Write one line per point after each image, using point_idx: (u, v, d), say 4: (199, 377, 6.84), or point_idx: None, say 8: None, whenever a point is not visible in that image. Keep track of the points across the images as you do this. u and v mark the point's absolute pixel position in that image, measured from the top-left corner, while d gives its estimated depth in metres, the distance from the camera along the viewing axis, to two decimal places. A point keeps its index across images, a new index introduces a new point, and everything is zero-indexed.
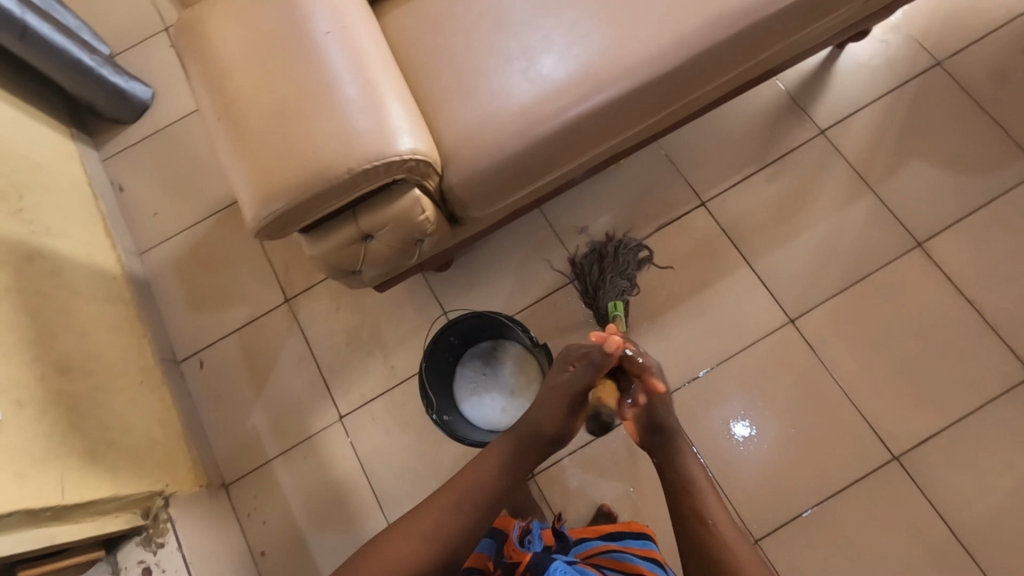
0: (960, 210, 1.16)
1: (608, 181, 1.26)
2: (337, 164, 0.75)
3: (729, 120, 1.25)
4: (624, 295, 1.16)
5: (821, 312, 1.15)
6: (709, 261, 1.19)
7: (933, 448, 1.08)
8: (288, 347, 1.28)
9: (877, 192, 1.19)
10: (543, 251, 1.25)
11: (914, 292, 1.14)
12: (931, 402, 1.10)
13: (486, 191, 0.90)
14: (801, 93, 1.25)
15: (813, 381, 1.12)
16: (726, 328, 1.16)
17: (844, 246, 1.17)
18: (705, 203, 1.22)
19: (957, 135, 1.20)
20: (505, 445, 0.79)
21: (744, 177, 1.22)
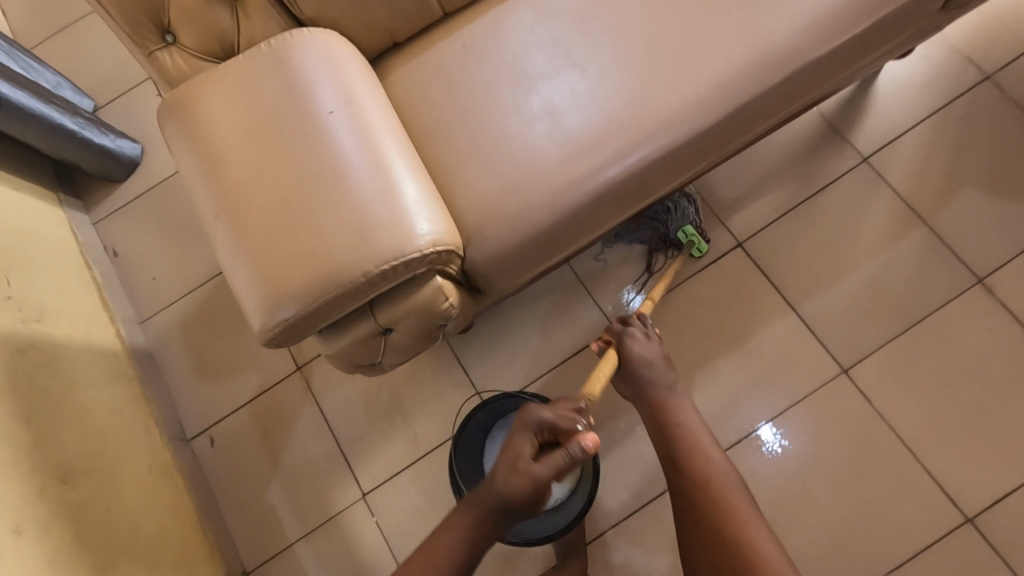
0: (1022, 241, 1.07)
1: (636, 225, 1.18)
2: (354, 265, 0.67)
3: (764, 153, 1.16)
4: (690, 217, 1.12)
5: (877, 361, 1.06)
6: (752, 308, 1.11)
7: (1009, 506, 0.99)
8: (303, 418, 1.20)
9: (930, 224, 1.09)
10: (570, 304, 1.16)
11: (978, 334, 1.05)
12: (1003, 455, 1.01)
13: (514, 267, 0.82)
14: (839, 119, 1.16)
15: (872, 439, 1.04)
16: (775, 382, 1.08)
17: (897, 286, 1.08)
18: (743, 244, 1.13)
19: (1014, 156, 1.10)
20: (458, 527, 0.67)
21: (784, 213, 1.13)
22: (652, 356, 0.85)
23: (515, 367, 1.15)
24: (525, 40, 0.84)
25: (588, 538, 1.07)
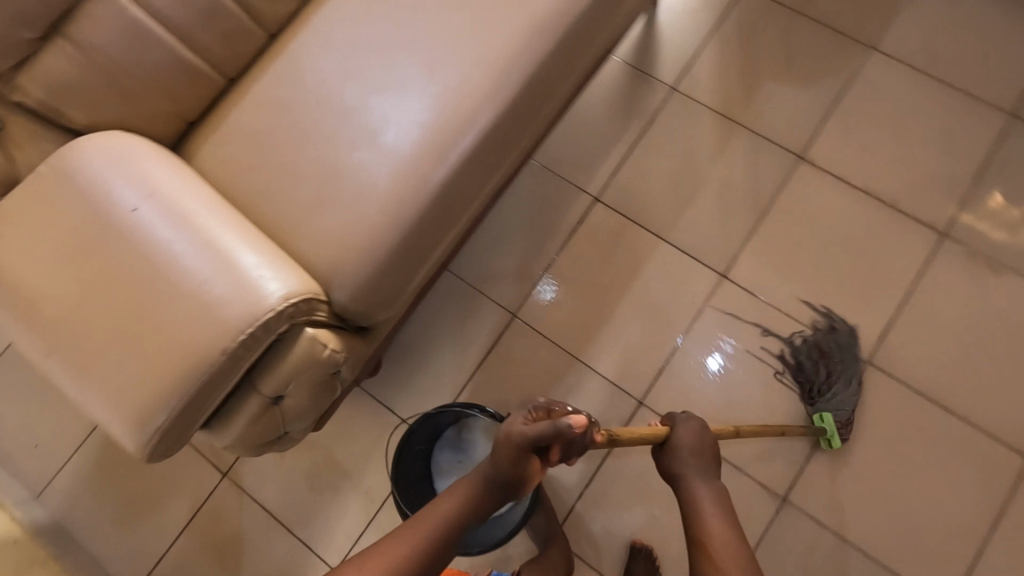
0: (823, 117, 1.51)
1: (506, 243, 1.51)
2: (210, 349, 0.77)
3: (587, 105, 1.57)
4: (718, 339, 1.43)
5: (747, 254, 1.45)
6: (625, 251, 1.48)
7: (895, 327, 1.40)
8: (247, 516, 1.36)
9: (751, 127, 1.52)
10: (479, 305, 1.48)
11: (816, 199, 1.47)
12: (867, 279, 1.43)
13: (376, 297, 0.95)
14: (619, 108, 1.55)
15: (725, 342, 1.42)
16: (666, 311, 1.44)
17: (714, 222, 1.47)
18: (596, 198, 1.52)
19: (785, 39, 1.56)
20: (472, 484, 0.95)
21: (629, 144, 1.54)
22: (697, 441, 1.05)
23: (435, 390, 1.43)
24: (323, 76, 1.03)
25: (564, 515, 1.46)
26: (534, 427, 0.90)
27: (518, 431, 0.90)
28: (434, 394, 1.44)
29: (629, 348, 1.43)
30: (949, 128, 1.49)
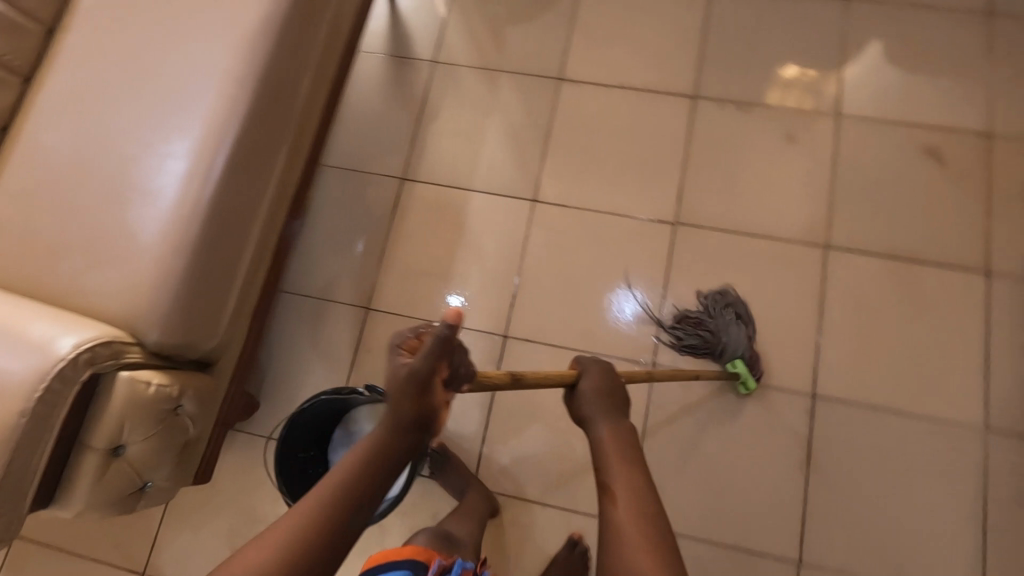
0: (966, 162, 1.48)
1: (608, 189, 1.55)
2: (394, 386, 0.70)
3: (726, 57, 1.61)
4: (748, 343, 1.38)
5: (839, 268, 1.44)
6: (716, 225, 1.50)
7: (979, 379, 1.35)
8: (300, 353, 1.51)
9: (880, 141, 1.51)
10: (558, 230, 1.54)
11: (930, 236, 1.44)
12: (959, 329, 1.38)
13: (603, 419, 0.87)
14: (752, 90, 1.58)
15: (821, 354, 1.40)
16: (739, 294, 1.45)
17: (824, 227, 1.47)
18: (698, 167, 1.54)
19: (949, 64, 1.55)
20: (613, 430, 0.86)
21: (752, 118, 1.56)
22: None
23: (496, 298, 1.51)
24: None
25: None
26: (610, 386, 0.90)
27: (607, 386, 0.90)
28: (493, 302, 1.51)
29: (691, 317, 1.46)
30: None
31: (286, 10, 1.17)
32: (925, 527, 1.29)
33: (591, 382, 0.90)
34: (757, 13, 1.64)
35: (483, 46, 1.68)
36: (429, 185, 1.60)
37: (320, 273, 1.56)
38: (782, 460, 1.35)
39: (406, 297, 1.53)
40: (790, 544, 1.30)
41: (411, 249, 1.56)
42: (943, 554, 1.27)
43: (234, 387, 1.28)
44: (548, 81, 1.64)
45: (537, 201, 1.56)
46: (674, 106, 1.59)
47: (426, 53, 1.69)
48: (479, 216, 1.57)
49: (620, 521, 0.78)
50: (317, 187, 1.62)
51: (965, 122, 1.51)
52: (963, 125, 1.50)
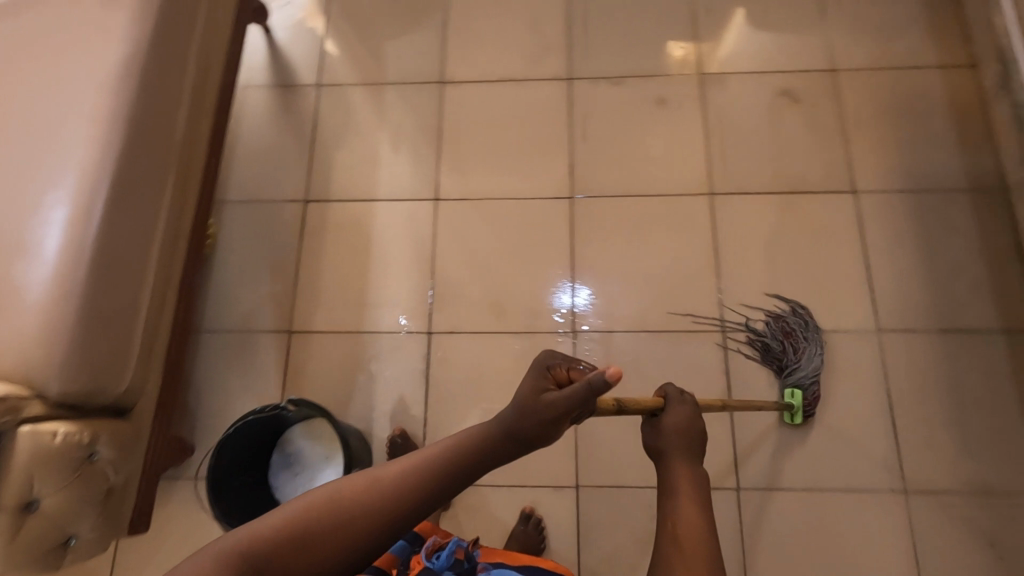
0: (817, 98, 1.62)
1: (503, 177, 1.62)
2: (526, 399, 0.77)
3: (592, 38, 1.72)
4: (815, 381, 1.39)
5: (724, 211, 1.55)
6: (608, 190, 1.59)
7: (863, 287, 1.47)
8: (227, 386, 1.50)
9: (740, 91, 1.65)
10: (463, 222, 1.59)
11: (798, 168, 1.57)
12: (838, 246, 1.50)
13: (677, 453, 0.88)
14: (620, 64, 1.69)
15: (722, 292, 1.49)
16: (640, 250, 1.54)
17: (704, 177, 1.58)
18: (583, 141, 1.63)
19: (788, 15, 1.70)
20: (686, 467, 0.87)
21: (625, 89, 1.67)
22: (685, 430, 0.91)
23: (414, 297, 1.55)
24: None
25: None
26: (691, 427, 0.91)
27: (685, 422, 0.91)
28: (412, 302, 1.54)
29: (600, 279, 1.53)
30: (937, 124, 1.57)
31: (145, 50, 1.20)
32: (841, 432, 1.38)
33: (673, 417, 0.92)
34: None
35: (364, 64, 1.74)
36: (332, 203, 1.64)
37: (236, 306, 1.56)
38: (704, 397, 1.42)
39: (327, 312, 1.55)
40: (725, 474, 1.37)
41: (324, 267, 1.59)
42: (863, 454, 1.36)
43: (159, 430, 1.27)
44: (431, 86, 1.71)
45: (438, 199, 1.61)
46: (552, 91, 1.68)
47: (309, 79, 1.74)
48: (385, 224, 1.61)
49: (670, 541, 0.78)
50: (221, 223, 1.63)
51: (810, 63, 1.65)
52: (809, 66, 1.65)
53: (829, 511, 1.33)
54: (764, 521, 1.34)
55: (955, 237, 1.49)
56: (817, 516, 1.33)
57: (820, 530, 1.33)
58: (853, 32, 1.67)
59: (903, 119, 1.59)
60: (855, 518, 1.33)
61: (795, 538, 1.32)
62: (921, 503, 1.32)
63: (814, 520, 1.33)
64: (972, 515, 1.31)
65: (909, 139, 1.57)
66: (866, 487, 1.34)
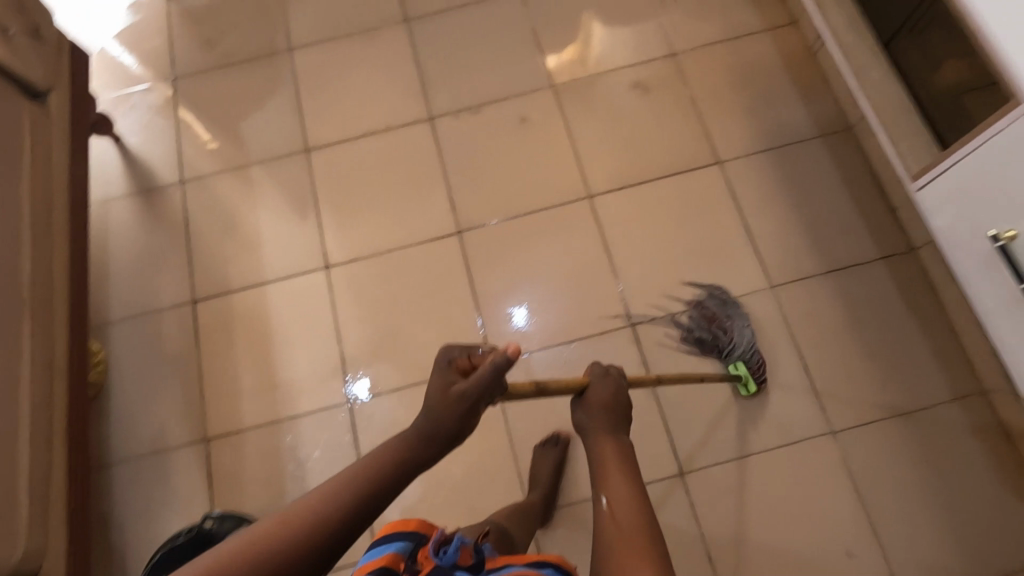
0: (665, 82, 1.69)
1: (388, 228, 1.62)
2: (435, 400, 0.73)
3: (445, 73, 1.75)
4: (754, 349, 1.43)
5: (605, 208, 1.59)
6: (492, 217, 1.61)
7: (748, 249, 1.53)
8: (149, 512, 1.42)
9: (594, 92, 1.70)
10: (358, 282, 1.58)
11: (664, 152, 1.63)
12: (716, 216, 1.56)
13: (606, 426, 0.91)
14: (477, 93, 1.72)
15: (621, 288, 1.52)
16: (535, 267, 1.56)
17: (580, 181, 1.62)
18: (457, 176, 1.65)
19: (622, 11, 1.78)
20: (613, 441, 0.88)
21: (486, 115, 1.70)
22: (611, 401, 0.93)
23: (326, 371, 1.52)
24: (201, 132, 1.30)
25: None
26: (612, 400, 0.93)
27: (611, 397, 0.94)
28: (325, 375, 1.52)
29: (504, 303, 1.54)
30: (776, 83, 1.67)
31: None
32: (764, 392, 1.42)
33: (598, 394, 0.94)
34: (455, 29, 1.80)
35: (225, 151, 1.71)
36: (222, 297, 1.59)
37: (143, 427, 1.48)
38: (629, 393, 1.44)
39: (239, 408, 1.50)
40: (667, 463, 1.38)
41: (229, 363, 1.54)
42: (789, 407, 1.40)
43: None
44: (297, 156, 1.70)
45: (329, 266, 1.60)
46: (416, 133, 1.70)
47: (171, 178, 1.69)
48: (282, 304, 1.58)
49: (609, 521, 0.78)
50: (109, 346, 1.56)
51: (652, 51, 1.72)
52: (652, 54, 1.72)
53: (771, 471, 1.36)
54: (715, 498, 1.36)
55: (821, 182, 1.57)
56: (762, 479, 1.36)
57: (768, 492, 1.35)
58: (683, 15, 1.76)
59: (747, 85, 1.68)
60: (796, 471, 1.36)
61: (747, 507, 1.35)
62: (851, 439, 1.37)
63: (760, 484, 1.36)
64: (899, 437, 1.36)
65: (756, 101, 1.66)
66: (799, 439, 1.38)
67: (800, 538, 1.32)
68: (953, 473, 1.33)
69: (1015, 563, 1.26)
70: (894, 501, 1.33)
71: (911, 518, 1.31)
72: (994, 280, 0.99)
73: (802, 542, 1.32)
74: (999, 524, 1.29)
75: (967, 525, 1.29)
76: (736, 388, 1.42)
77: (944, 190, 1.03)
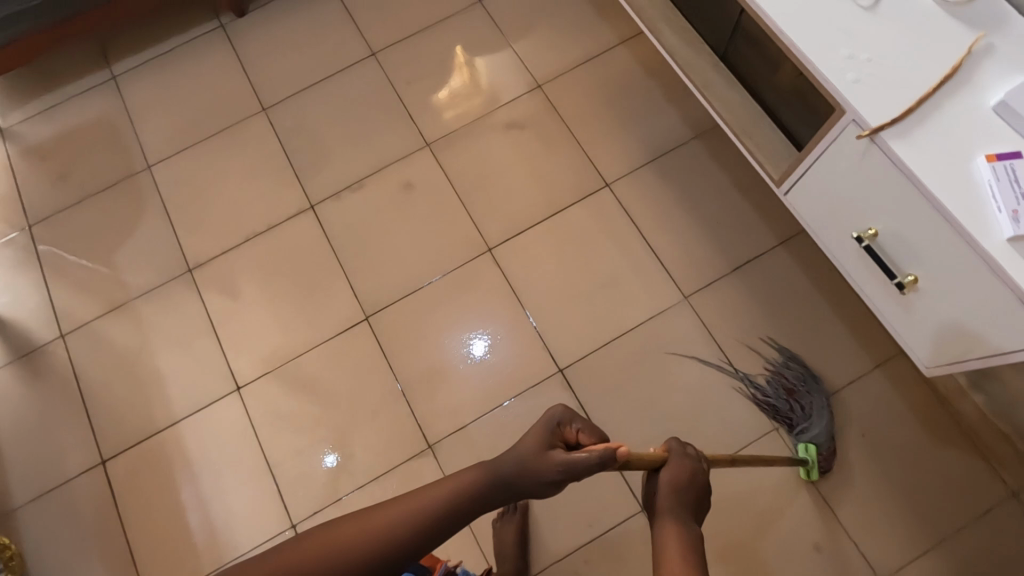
0: (537, 117, 1.68)
1: (294, 331, 1.55)
2: (528, 451, 0.77)
3: (316, 157, 1.69)
4: (830, 438, 1.35)
5: (508, 256, 1.56)
6: (396, 293, 1.56)
7: (655, 265, 1.53)
8: None
9: (471, 141, 1.67)
10: (275, 395, 1.50)
11: (552, 188, 1.61)
12: (617, 238, 1.56)
13: (676, 500, 0.78)
14: (352, 170, 1.67)
15: (535, 322, 1.51)
16: (452, 333, 1.52)
17: (476, 236, 1.59)
18: (352, 260, 1.59)
19: (480, 55, 1.75)
20: (682, 526, 0.75)
21: (368, 191, 1.65)
22: (683, 480, 0.80)
23: (261, 498, 1.43)
24: None
25: None
26: (689, 481, 0.80)
27: (687, 479, 0.80)
28: (262, 503, 1.43)
29: (430, 379, 1.49)
30: (644, 94, 1.68)
31: None
32: (702, 402, 1.42)
33: (671, 471, 0.80)
34: (316, 109, 1.74)
35: (103, 292, 1.61)
36: (132, 449, 1.48)
37: None
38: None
39: (177, 563, 1.40)
40: (625, 503, 1.36)
41: (155, 517, 1.43)
42: (730, 413, 1.41)
43: None
44: (182, 278, 1.61)
45: (240, 387, 1.51)
46: (301, 225, 1.63)
47: (48, 335, 1.57)
48: (199, 439, 1.48)
49: None
50: (18, 536, 1.42)
51: (519, 89, 1.71)
52: (518, 90, 1.71)
53: (726, 485, 1.36)
54: None
55: (708, 182, 1.59)
56: (718, 493, 1.36)
57: (729, 504, 1.35)
58: (541, 45, 1.74)
59: (617, 103, 1.68)
60: (749, 478, 1.37)
61: (712, 525, 1.34)
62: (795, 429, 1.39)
63: (719, 499, 1.35)
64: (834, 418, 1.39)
65: (630, 116, 1.66)
66: (746, 443, 1.39)
67: (768, 543, 1.32)
68: (891, 440, 1.37)
69: (963, 513, 1.32)
70: (845, 483, 1.35)
71: (864, 494, 1.34)
72: (871, 273, 0.98)
73: (770, 546, 1.32)
74: (944, 479, 1.34)
75: (914, 489, 1.34)
76: (799, 469, 1.36)
77: (806, 192, 1.01)
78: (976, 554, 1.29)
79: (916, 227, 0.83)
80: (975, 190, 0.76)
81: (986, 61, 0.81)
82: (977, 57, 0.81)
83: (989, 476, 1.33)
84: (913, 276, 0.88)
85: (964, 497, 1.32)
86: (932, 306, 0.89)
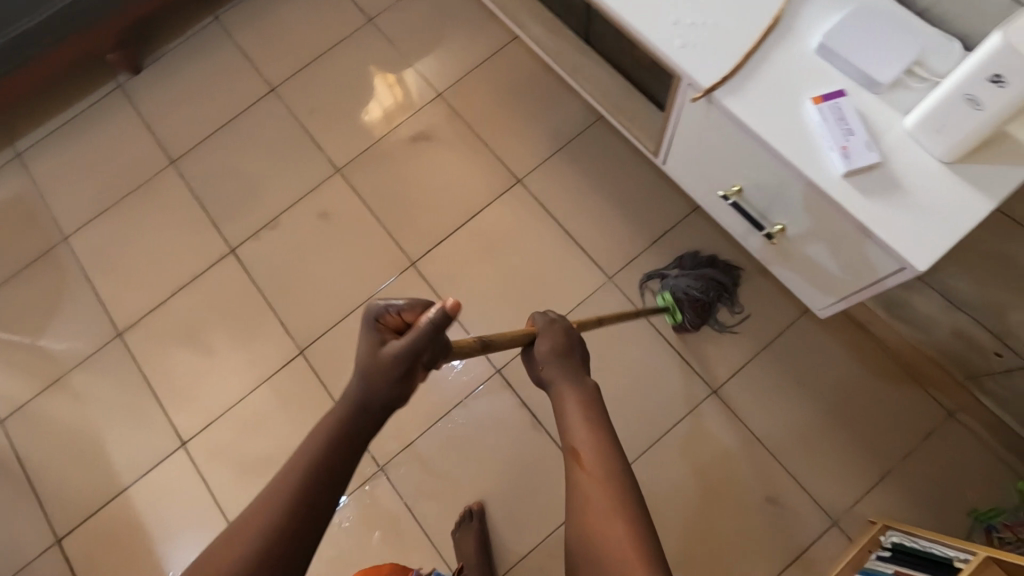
0: (442, 126, 1.69)
1: (232, 376, 1.55)
2: (367, 362, 0.71)
3: (230, 202, 1.69)
4: (702, 294, 1.41)
5: (432, 267, 1.57)
6: (328, 322, 1.56)
7: (576, 252, 1.54)
8: None
9: (381, 160, 1.68)
10: (222, 443, 1.50)
11: (466, 193, 1.62)
12: (535, 232, 1.57)
13: (560, 370, 0.83)
14: (268, 209, 1.67)
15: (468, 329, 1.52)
16: None
17: (398, 253, 1.59)
18: (280, 297, 1.59)
19: (377, 74, 1.76)
20: (573, 384, 0.81)
21: (286, 226, 1.65)
22: (559, 342, 0.85)
23: None
24: None
25: None
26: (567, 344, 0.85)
27: (559, 341, 0.85)
28: None
29: None
30: (542, 86, 1.69)
31: None
32: (640, 379, 1.44)
33: (546, 339, 0.85)
34: (224, 154, 1.73)
35: (37, 371, 1.59)
36: (86, 523, 1.47)
37: None
38: (520, 439, 1.42)
39: None
40: None
41: None
42: (668, 384, 1.43)
43: None
44: (113, 344, 1.60)
45: (185, 442, 1.51)
46: (223, 271, 1.63)
47: None
48: (153, 502, 1.47)
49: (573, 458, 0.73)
50: None
51: (420, 101, 1.72)
52: (419, 103, 1.72)
53: (674, 454, 1.38)
54: None
55: (616, 161, 1.60)
56: (668, 464, 1.38)
57: (679, 474, 1.37)
58: (436, 55, 1.76)
59: (518, 99, 1.69)
60: (696, 444, 1.38)
61: (666, 496, 1.36)
62: (733, 390, 1.41)
63: (669, 470, 1.37)
64: (770, 371, 1.41)
65: (532, 109, 1.68)
66: (688, 411, 1.40)
67: (724, 503, 1.34)
68: (829, 383, 1.39)
69: (907, 439, 1.34)
70: (789, 433, 1.37)
71: (808, 440, 1.36)
72: (749, 228, 1.01)
73: (725, 508, 1.34)
74: (884, 412, 1.36)
75: (857, 427, 1.36)
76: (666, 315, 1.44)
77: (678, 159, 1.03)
78: (924, 477, 1.31)
79: (768, 177, 0.85)
80: (809, 133, 0.78)
81: (805, 5, 0.83)
82: (797, 4, 0.83)
83: (927, 402, 1.35)
84: (781, 226, 0.91)
85: (907, 426, 1.35)
86: (803, 250, 0.92)
